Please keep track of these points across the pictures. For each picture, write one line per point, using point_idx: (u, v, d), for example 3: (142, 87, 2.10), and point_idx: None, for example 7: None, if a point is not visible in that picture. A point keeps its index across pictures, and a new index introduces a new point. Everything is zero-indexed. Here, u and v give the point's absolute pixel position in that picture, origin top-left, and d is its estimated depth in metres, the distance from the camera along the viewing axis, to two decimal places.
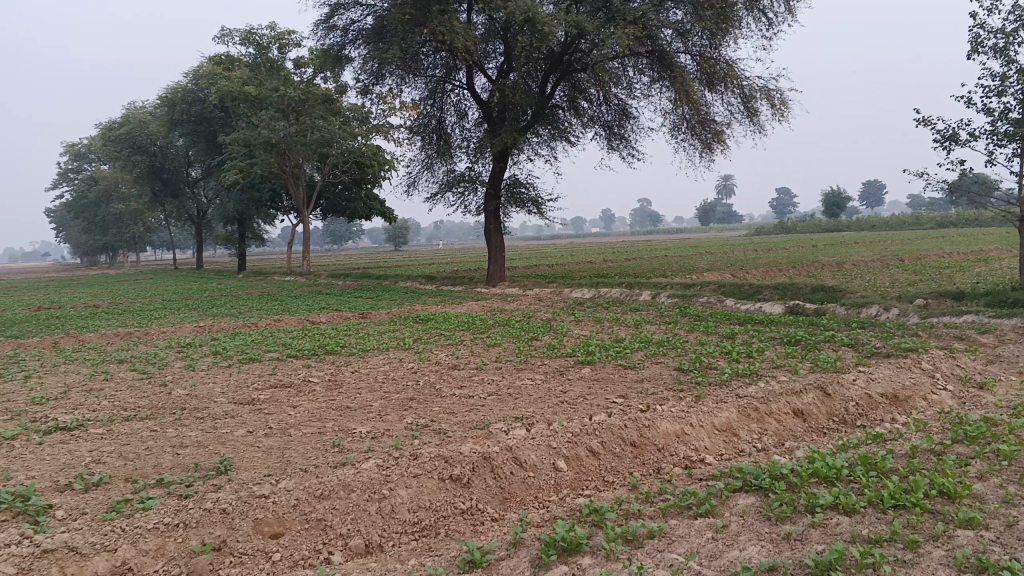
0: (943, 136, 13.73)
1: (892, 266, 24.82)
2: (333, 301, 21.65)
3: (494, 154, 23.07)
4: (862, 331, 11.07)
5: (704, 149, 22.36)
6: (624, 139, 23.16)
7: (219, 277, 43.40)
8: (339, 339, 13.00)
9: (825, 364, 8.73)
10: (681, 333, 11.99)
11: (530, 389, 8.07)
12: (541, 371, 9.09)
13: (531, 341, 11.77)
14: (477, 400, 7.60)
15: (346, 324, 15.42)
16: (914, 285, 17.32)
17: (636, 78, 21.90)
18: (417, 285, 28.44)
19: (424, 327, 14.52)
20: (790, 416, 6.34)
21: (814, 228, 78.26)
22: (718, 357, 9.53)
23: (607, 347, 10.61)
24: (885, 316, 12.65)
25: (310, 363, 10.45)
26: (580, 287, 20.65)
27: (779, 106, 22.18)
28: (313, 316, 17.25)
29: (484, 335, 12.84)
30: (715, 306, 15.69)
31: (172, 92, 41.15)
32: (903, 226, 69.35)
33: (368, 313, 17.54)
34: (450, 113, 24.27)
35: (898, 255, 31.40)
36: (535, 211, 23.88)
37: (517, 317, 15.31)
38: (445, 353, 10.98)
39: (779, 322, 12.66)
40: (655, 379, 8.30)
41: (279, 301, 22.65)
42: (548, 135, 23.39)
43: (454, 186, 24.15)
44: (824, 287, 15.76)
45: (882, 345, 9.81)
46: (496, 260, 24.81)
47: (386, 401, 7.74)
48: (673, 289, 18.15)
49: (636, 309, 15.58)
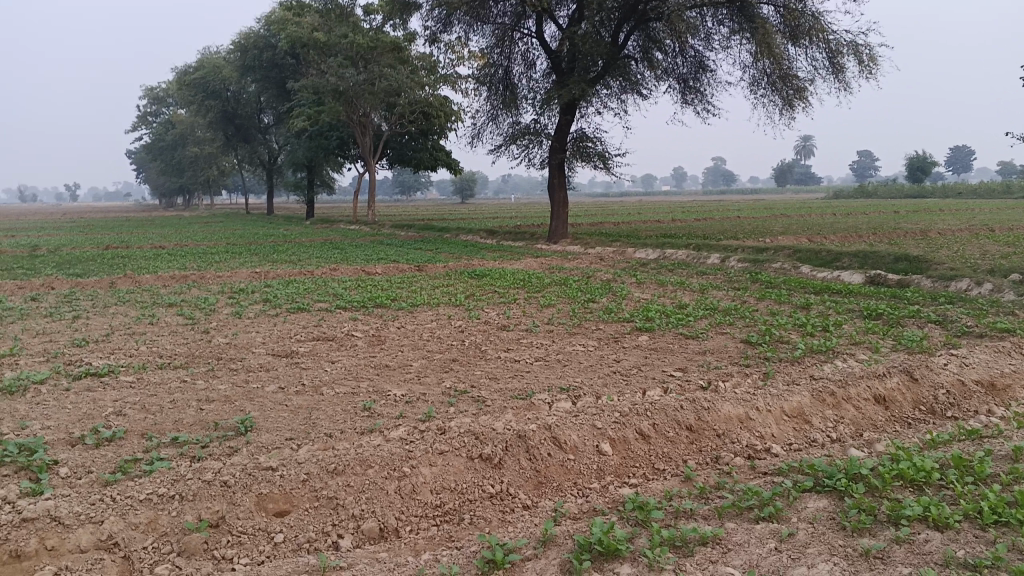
0: None
1: (981, 236, 23.22)
2: (392, 252, 21.38)
3: (561, 106, 22.25)
4: (951, 307, 10.14)
5: (783, 106, 21.13)
6: (699, 93, 22.02)
7: (285, 222, 43.73)
8: (391, 292, 12.59)
9: (909, 344, 7.90)
10: (749, 301, 11.21)
11: (582, 356, 7.49)
12: (595, 337, 8.48)
13: (589, 303, 11.15)
14: (523, 366, 7.07)
15: (401, 276, 15.01)
16: (1008, 258, 16.06)
17: (714, 29, 20.72)
18: (479, 238, 27.99)
19: (480, 282, 14.01)
20: (870, 403, 5.63)
21: (896, 194, 74.96)
22: (790, 329, 8.76)
23: (669, 314, 9.92)
24: (976, 291, 11.61)
25: (356, 317, 10.06)
26: (645, 247, 19.83)
27: (867, 61, 20.76)
28: (369, 266, 16.95)
29: (541, 294, 12.28)
30: (789, 274, 14.75)
31: (244, 37, 41.05)
32: (992, 194, 65.83)
33: (424, 266, 17.14)
34: (518, 62, 23.45)
35: (988, 224, 29.55)
36: (601, 166, 23.06)
37: (577, 277, 14.70)
38: (496, 312, 10.46)
39: (859, 294, 11.73)
40: (719, 351, 7.63)
41: (340, 250, 22.45)
42: (619, 87, 22.43)
43: (519, 138, 23.46)
44: (908, 257, 14.69)
45: (975, 324, 8.89)
46: (559, 217, 24.15)
47: (427, 361, 7.26)
48: (744, 253, 17.23)
49: (703, 273, 14.78)
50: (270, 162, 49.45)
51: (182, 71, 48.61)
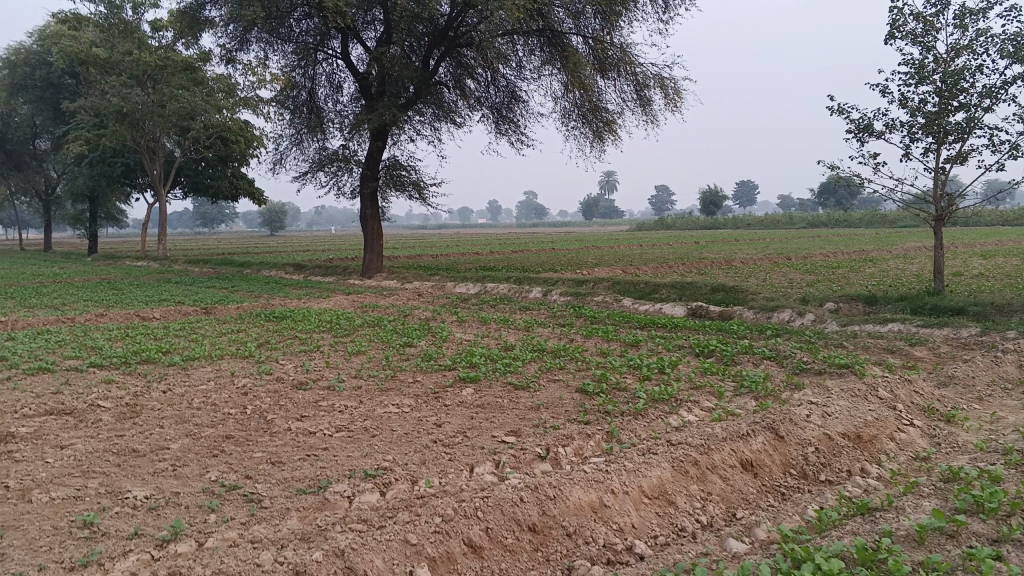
0: (857, 126, 12.67)
1: (781, 265, 24.10)
2: (180, 291, 19.06)
3: (372, 133, 20.90)
4: (781, 340, 9.73)
5: (595, 139, 20.96)
6: (513, 123, 21.42)
7: (62, 260, 39.05)
8: (168, 342, 10.67)
9: (752, 386, 7.18)
10: (576, 340, 10.34)
11: (394, 421, 6.15)
12: (409, 392, 7.17)
13: (403, 347, 9.82)
14: (316, 441, 5.65)
15: (185, 322, 13.01)
16: (814, 286, 16.47)
17: (525, 59, 20.20)
18: (284, 274, 25.88)
19: (278, 327, 12.30)
20: (739, 469, 4.67)
21: (694, 226, 79.42)
22: (625, 372, 7.86)
23: (493, 358, 8.80)
24: (798, 322, 11.35)
25: (112, 378, 8.19)
26: (464, 281, 18.79)
27: (672, 95, 21.05)
28: (146, 310, 14.66)
29: (347, 339, 10.80)
30: (611, 307, 14.10)
31: (14, 53, 36.54)
32: (777, 225, 71.09)
33: (214, 308, 15.15)
34: (323, 86, 21.92)
35: (783, 253, 31.06)
36: (416, 196, 21.83)
37: (390, 316, 13.33)
38: (291, 364, 8.90)
39: (685, 328, 11.18)
40: (554, 404, 6.53)
41: (117, 291, 19.74)
42: (432, 116, 21.35)
43: (327, 166, 21.82)
44: (725, 287, 14.55)
45: (811, 360, 8.41)
46: (372, 250, 22.66)
47: (190, 444, 5.69)
48: (564, 286, 16.58)
49: (525, 308, 13.90)
50: (48, 193, 44.30)
51: None
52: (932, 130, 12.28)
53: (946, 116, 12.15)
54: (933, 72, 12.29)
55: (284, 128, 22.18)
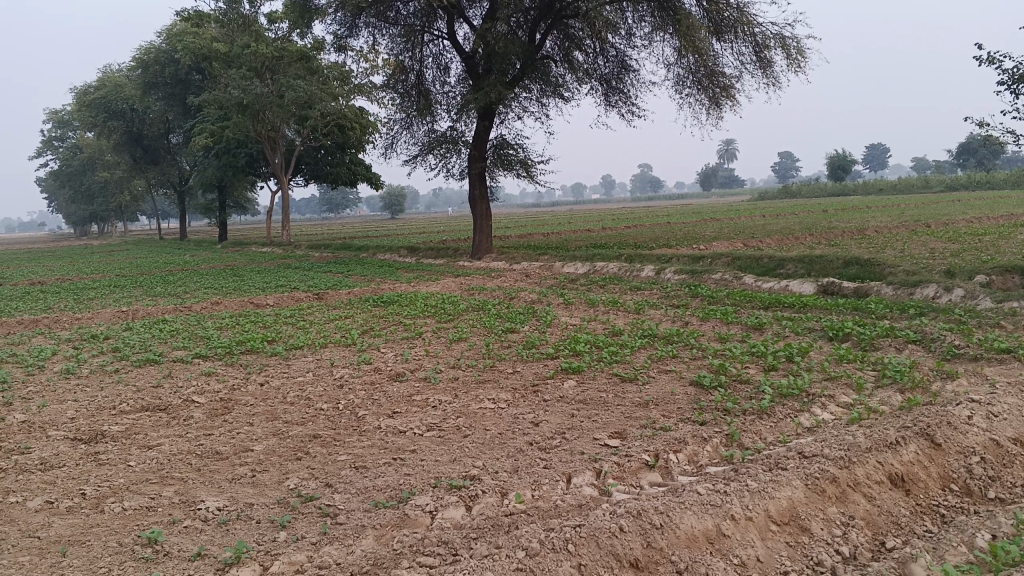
0: (1012, 76, 11.21)
1: (920, 233, 22.20)
2: (295, 277, 19.32)
3: (479, 112, 20.51)
4: (927, 321, 8.65)
5: (710, 106, 19.81)
6: (624, 94, 20.53)
7: (194, 248, 40.88)
8: (273, 331, 10.56)
9: (896, 377, 6.31)
10: (692, 323, 9.54)
11: (489, 419, 5.65)
12: (507, 385, 6.63)
13: (506, 334, 9.31)
14: (404, 442, 5.23)
15: (294, 308, 12.98)
16: (960, 257, 14.94)
17: (635, 25, 19.25)
18: (397, 257, 26.02)
19: (383, 312, 12.07)
20: (886, 486, 3.92)
21: (818, 194, 75.71)
22: (747, 362, 7.08)
23: (600, 345, 8.15)
24: (946, 298, 10.15)
25: (212, 371, 8.04)
26: (575, 259, 18.17)
27: (795, 54, 19.61)
28: (260, 297, 14.78)
29: (451, 324, 10.41)
30: (731, 285, 13.14)
31: (144, 52, 38.23)
32: (911, 189, 66.64)
33: (325, 293, 15.14)
34: (431, 67, 21.67)
35: (922, 220, 28.71)
36: (525, 174, 21.34)
37: (497, 299, 12.88)
38: (392, 353, 8.54)
39: (815, 307, 10.21)
40: (665, 400, 5.86)
41: (236, 277, 20.23)
42: (539, 91, 20.75)
43: (435, 148, 21.58)
44: (859, 260, 13.32)
45: (964, 344, 7.36)
46: (482, 230, 22.36)
47: (274, 445, 5.39)
48: (680, 263, 15.71)
49: (638, 288, 13.16)
50: (182, 184, 46.42)
51: (81, 91, 45.42)
52: None
53: None
54: None
55: (394, 111, 22.06)
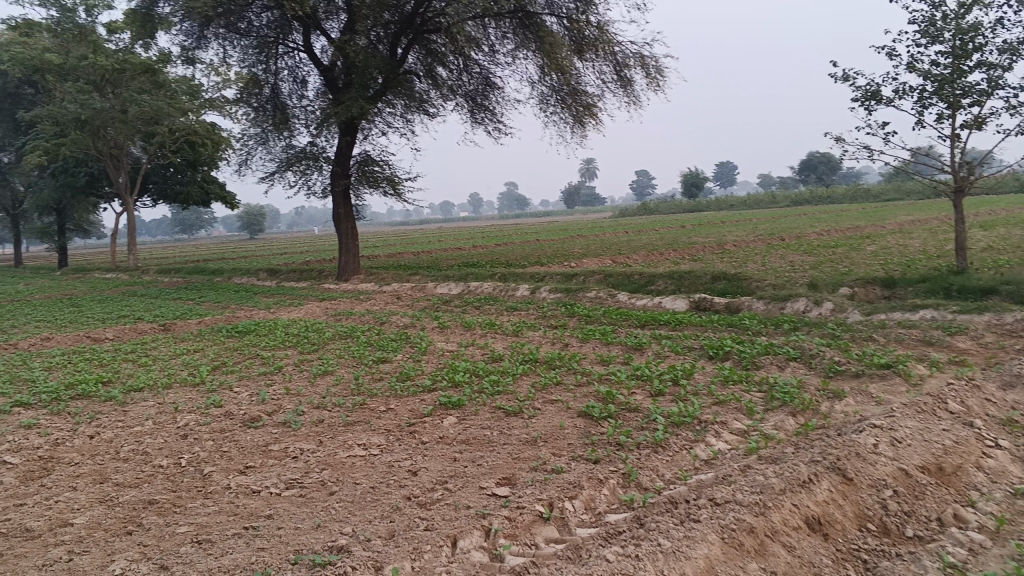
0: (864, 94, 11.61)
1: (777, 247, 23.04)
2: (142, 306, 17.78)
3: (341, 128, 19.63)
4: (804, 337, 8.61)
5: (575, 124, 19.79)
6: (490, 111, 20.22)
7: (28, 275, 37.51)
8: (110, 370, 9.41)
9: (785, 399, 6.11)
10: (572, 346, 9.16)
11: (359, 470, 5.00)
12: (378, 426, 5.95)
13: (376, 365, 8.61)
14: (258, 507, 4.51)
15: (137, 343, 11.74)
16: (820, 269, 15.42)
17: (498, 43, 18.99)
18: (257, 281, 24.61)
19: (240, 344, 11.08)
20: (804, 532, 3.55)
21: (676, 210, 78.57)
22: (635, 387, 6.71)
23: (478, 374, 7.61)
24: (816, 312, 10.26)
25: (32, 422, 6.92)
26: (446, 279, 17.63)
27: (655, 74, 19.90)
28: (99, 330, 13.36)
29: (316, 356, 9.59)
30: (605, 303, 12.93)
31: None
32: (761, 204, 70.23)
33: (173, 324, 13.85)
34: (287, 80, 20.61)
35: (776, 234, 29.95)
36: (391, 192, 20.64)
37: (366, 325, 12.12)
38: (247, 393, 7.66)
39: (691, 324, 10.08)
40: (553, 436, 5.38)
41: (74, 308, 18.42)
42: (403, 107, 20.13)
43: (294, 165, 20.51)
44: (727, 274, 13.43)
45: (844, 360, 7.30)
46: (348, 251, 21.44)
47: (100, 517, 4.50)
48: (553, 282, 15.44)
49: (513, 309, 12.75)
50: (15, 206, 42.62)
51: None
52: (945, 95, 11.22)
53: (963, 77, 11.06)
54: (944, 30, 11.22)
55: (249, 126, 20.82)
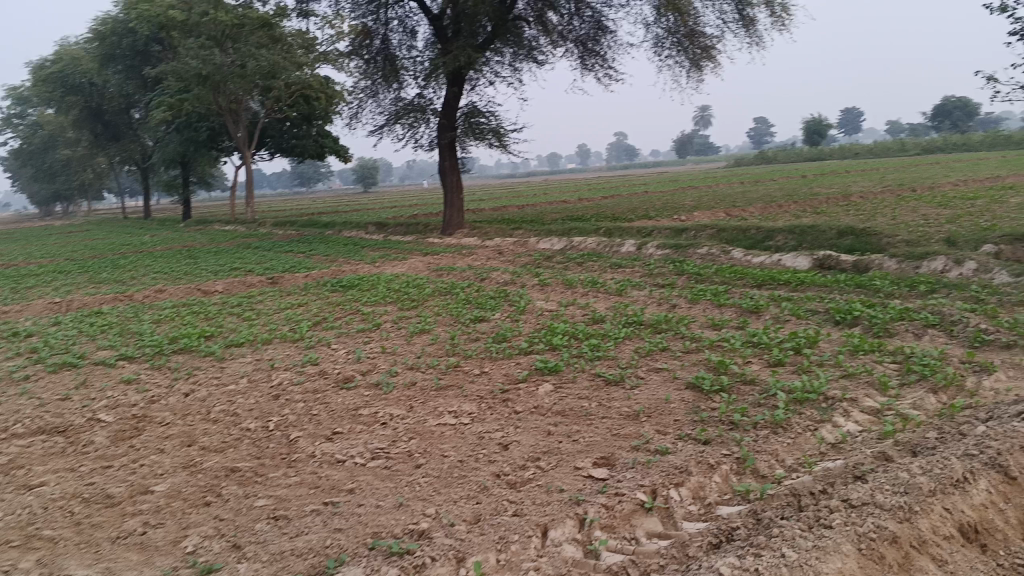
0: (1023, 26, 10.32)
1: (908, 199, 21.40)
2: (253, 258, 18.17)
3: (448, 78, 19.28)
4: (944, 300, 7.74)
5: (690, 69, 18.76)
6: (600, 57, 19.40)
7: (156, 228, 39.38)
8: (215, 324, 9.48)
9: (924, 373, 5.41)
10: (680, 307, 8.58)
11: (449, 440, 4.68)
12: (471, 393, 5.63)
13: (474, 324, 8.31)
14: (341, 479, 4.25)
15: (245, 296, 11.87)
16: (958, 224, 14.07)
17: None
18: (364, 234, 24.85)
19: (343, 299, 11.00)
20: (958, 543, 2.98)
21: (795, 160, 75.11)
22: (751, 357, 6.12)
23: (578, 336, 7.17)
24: (957, 272, 9.28)
25: (134, 376, 6.96)
26: (550, 234, 17.18)
27: (778, 12, 18.57)
28: (211, 283, 13.61)
29: (415, 314, 9.35)
30: (718, 261, 12.19)
31: (99, 23, 36.31)
32: (888, 153, 66.07)
33: (280, 277, 13.97)
34: (396, 31, 20.37)
35: (905, 185, 27.93)
36: (497, 144, 20.22)
37: (468, 281, 11.84)
38: (343, 351, 7.51)
39: (813, 285, 9.30)
40: (659, 411, 4.90)
41: (190, 260, 19.03)
42: (511, 55, 19.58)
43: (402, 117, 20.36)
44: (853, 229, 12.41)
45: (993, 328, 6.46)
46: (453, 204, 21.26)
47: (181, 484, 4.35)
48: (663, 237, 14.73)
49: (619, 265, 12.22)
50: (144, 161, 44.58)
51: (37, 67, 43.32)
52: None
53: None
54: None
55: (357, 79, 20.76)
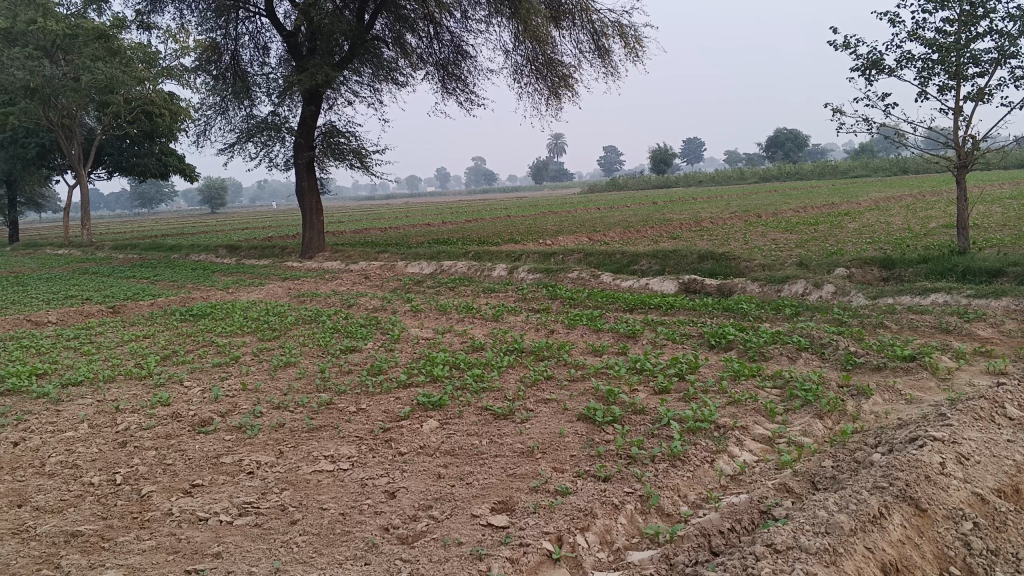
0: (864, 63, 10.95)
1: (757, 224, 22.47)
2: (92, 285, 16.71)
3: (304, 97, 18.58)
4: (810, 323, 7.96)
5: (550, 96, 18.94)
6: (462, 81, 19.29)
7: None
8: (49, 361, 8.48)
9: (808, 398, 5.42)
10: (558, 334, 8.42)
11: (328, 490, 4.23)
12: (348, 433, 5.16)
13: (344, 356, 7.81)
14: (205, 542, 3.71)
15: (83, 328, 10.77)
16: (807, 248, 14.82)
17: (471, 9, 18.04)
18: (217, 258, 23.55)
19: (196, 329, 10.16)
20: None
21: (646, 186, 78.17)
22: (638, 386, 5.98)
23: (459, 367, 6.83)
24: (816, 296, 9.64)
25: None
26: (417, 258, 16.78)
27: (633, 44, 19.10)
28: (41, 314, 12.29)
29: (278, 345, 8.74)
30: (589, 285, 12.21)
31: None
32: (731, 180, 69.89)
33: (123, 307, 12.83)
34: (248, 46, 19.46)
35: (752, 211, 29.43)
36: (358, 165, 19.67)
37: (333, 308, 11.27)
38: (198, 389, 6.82)
39: (685, 309, 9.39)
40: (553, 447, 4.64)
41: (18, 287, 17.28)
42: (371, 76, 19.15)
43: (256, 135, 19.42)
44: (715, 253, 12.76)
45: (862, 351, 6.64)
46: (313, 227, 20.44)
47: (7, 556, 3.66)
48: (531, 261, 14.68)
49: (490, 290, 12.00)
50: None
51: None
52: (949, 64, 10.59)
53: (970, 45, 10.40)
54: None
55: (206, 95, 19.65)
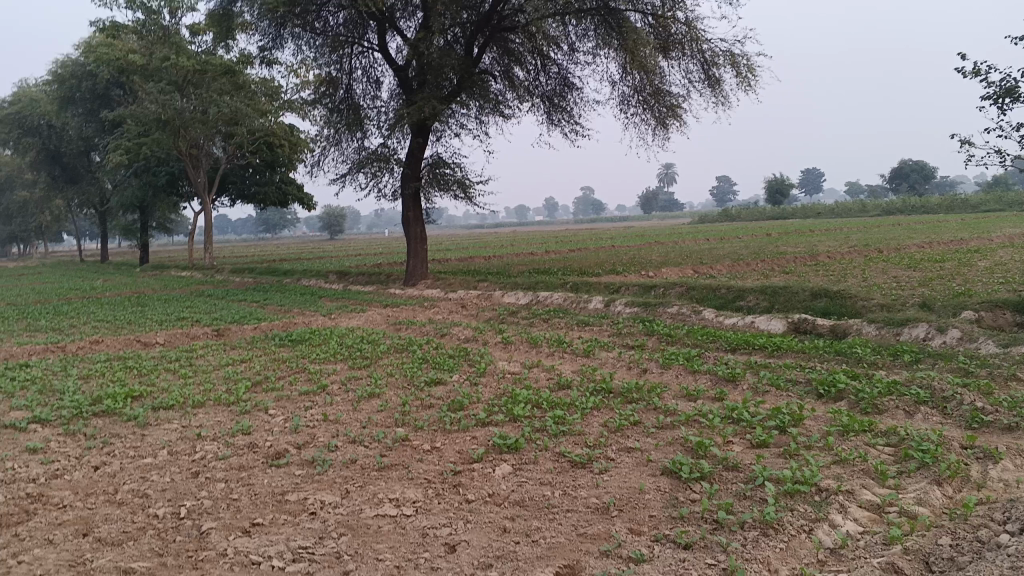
0: (996, 90, 10.10)
1: (875, 261, 21.23)
2: (204, 307, 17.31)
3: (412, 128, 18.86)
4: (931, 372, 7.25)
5: (657, 126, 18.50)
6: (567, 112, 19.13)
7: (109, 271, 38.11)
8: (148, 382, 8.68)
9: (925, 460, 4.84)
10: (651, 373, 8.00)
11: (387, 538, 4.00)
12: (417, 475, 4.93)
13: (428, 388, 7.64)
14: None
15: (186, 350, 11.05)
16: (929, 287, 13.79)
17: (578, 40, 17.90)
18: (325, 283, 24.10)
19: (291, 355, 10.23)
20: None
21: (759, 218, 75.95)
22: (732, 437, 5.51)
23: (542, 406, 6.52)
24: (939, 341, 8.84)
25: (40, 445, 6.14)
26: (516, 288, 16.61)
27: (745, 73, 18.50)
28: (152, 334, 12.73)
29: (366, 374, 8.67)
30: (689, 321, 11.68)
31: (60, 64, 35.35)
32: (850, 213, 67.04)
33: (227, 330, 13.16)
34: (361, 80, 19.95)
35: (871, 245, 27.93)
36: (462, 195, 19.75)
37: (427, 337, 11.19)
38: (281, 419, 6.77)
39: (790, 351, 8.79)
40: (632, 504, 4.26)
41: (138, 307, 18.10)
42: (477, 108, 19.26)
43: (365, 165, 19.83)
44: (827, 291, 12.01)
45: (990, 408, 5.94)
46: (416, 254, 20.62)
47: None
48: (631, 293, 14.27)
49: (585, 323, 11.65)
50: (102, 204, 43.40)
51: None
52: None
53: None
54: None
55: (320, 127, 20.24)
